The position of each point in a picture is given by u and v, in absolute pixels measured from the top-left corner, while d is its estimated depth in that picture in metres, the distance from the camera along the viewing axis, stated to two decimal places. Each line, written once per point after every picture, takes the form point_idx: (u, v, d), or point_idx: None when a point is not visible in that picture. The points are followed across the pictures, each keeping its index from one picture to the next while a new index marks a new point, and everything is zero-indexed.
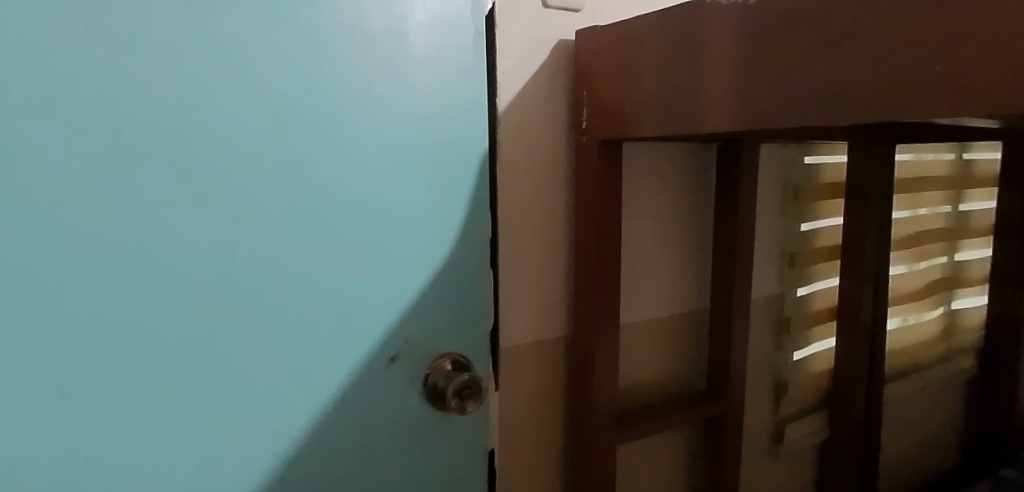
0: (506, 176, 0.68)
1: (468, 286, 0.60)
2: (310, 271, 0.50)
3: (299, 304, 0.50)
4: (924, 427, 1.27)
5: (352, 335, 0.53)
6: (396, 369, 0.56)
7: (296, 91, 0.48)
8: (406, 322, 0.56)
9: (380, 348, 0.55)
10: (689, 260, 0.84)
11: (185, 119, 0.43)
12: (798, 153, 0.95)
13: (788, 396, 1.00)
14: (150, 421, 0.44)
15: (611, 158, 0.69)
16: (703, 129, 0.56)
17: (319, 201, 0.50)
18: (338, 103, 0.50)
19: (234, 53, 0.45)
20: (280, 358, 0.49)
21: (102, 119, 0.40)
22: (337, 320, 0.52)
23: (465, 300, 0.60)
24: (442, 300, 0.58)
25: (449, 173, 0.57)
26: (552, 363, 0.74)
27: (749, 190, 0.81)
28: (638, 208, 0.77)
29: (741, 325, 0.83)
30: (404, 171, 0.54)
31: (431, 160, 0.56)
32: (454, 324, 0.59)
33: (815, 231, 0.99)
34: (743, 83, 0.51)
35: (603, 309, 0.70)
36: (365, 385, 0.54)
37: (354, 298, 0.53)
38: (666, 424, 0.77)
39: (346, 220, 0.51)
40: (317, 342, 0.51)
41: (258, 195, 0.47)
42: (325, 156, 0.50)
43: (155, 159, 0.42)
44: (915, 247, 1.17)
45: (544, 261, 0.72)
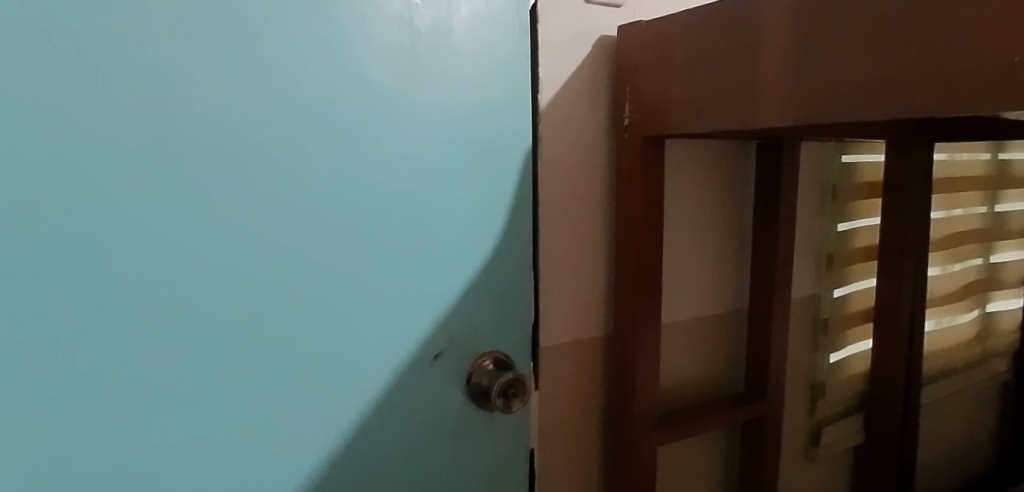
0: (548, 172, 0.68)
1: (512, 285, 0.59)
2: (360, 266, 0.50)
3: (347, 300, 0.49)
4: (960, 432, 1.24)
5: (396, 333, 0.52)
6: (441, 366, 0.56)
7: (343, 85, 0.47)
8: (451, 319, 0.56)
9: (424, 345, 0.54)
10: (728, 260, 0.83)
11: (230, 113, 0.42)
12: (836, 152, 0.94)
13: (825, 398, 0.98)
14: (205, 416, 0.44)
15: (653, 154, 0.68)
16: (750, 125, 0.55)
17: (369, 194, 0.49)
18: (385, 97, 0.49)
19: (283, 47, 0.44)
20: (329, 353, 0.49)
21: (157, 113, 0.40)
22: (383, 316, 0.51)
23: (509, 298, 0.59)
24: (487, 297, 0.57)
25: (494, 169, 0.56)
26: (592, 362, 0.73)
27: (789, 189, 0.79)
28: (677, 206, 0.76)
29: (780, 326, 0.82)
30: (449, 168, 0.54)
31: (476, 156, 0.55)
32: (498, 322, 0.58)
33: (853, 231, 0.97)
34: (793, 76, 0.50)
35: (646, 308, 0.69)
36: (411, 383, 0.54)
37: (399, 294, 0.52)
38: (706, 425, 0.76)
39: (394, 215, 0.51)
40: (364, 336, 0.51)
41: (307, 188, 0.46)
42: (374, 150, 0.49)
43: (204, 153, 0.42)
44: (951, 248, 1.14)
45: (584, 260, 0.71)
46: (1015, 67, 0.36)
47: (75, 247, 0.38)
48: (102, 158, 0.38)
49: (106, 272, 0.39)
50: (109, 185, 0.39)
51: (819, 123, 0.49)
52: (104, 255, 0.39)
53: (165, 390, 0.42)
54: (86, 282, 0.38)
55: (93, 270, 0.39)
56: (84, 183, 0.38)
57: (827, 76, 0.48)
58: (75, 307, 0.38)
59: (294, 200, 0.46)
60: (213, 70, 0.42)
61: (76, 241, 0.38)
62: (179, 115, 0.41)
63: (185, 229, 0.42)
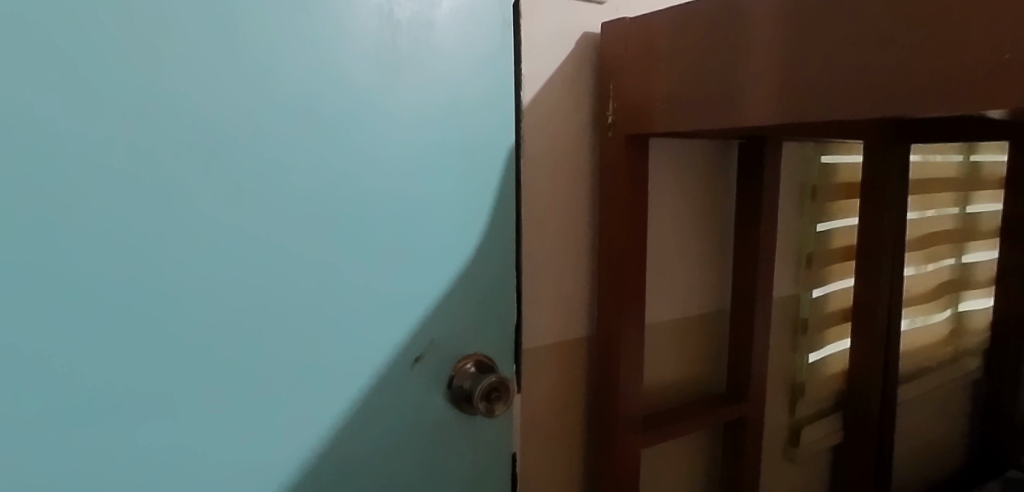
0: (531, 171, 0.66)
1: (494, 285, 0.57)
2: (339, 268, 0.48)
3: (326, 303, 0.47)
4: (933, 429, 1.26)
5: (375, 337, 0.50)
6: (423, 370, 0.54)
7: (321, 78, 0.45)
8: (432, 321, 0.54)
9: (404, 348, 0.52)
10: (710, 260, 0.82)
11: (198, 105, 0.40)
12: (816, 153, 0.94)
13: (804, 398, 0.99)
14: (176, 428, 0.41)
15: (638, 153, 0.67)
16: (736, 123, 0.54)
17: (348, 193, 0.47)
18: (365, 92, 0.47)
19: (258, 37, 0.42)
20: (306, 359, 0.47)
21: (123, 104, 0.37)
22: (363, 319, 0.50)
23: (491, 299, 0.57)
24: (468, 298, 0.56)
25: (475, 168, 0.55)
26: (575, 365, 0.72)
27: (771, 189, 0.79)
28: (661, 207, 0.76)
29: (762, 327, 0.81)
30: (432, 166, 0.52)
31: (458, 154, 0.53)
32: (480, 324, 0.57)
33: (831, 231, 0.98)
34: (780, 74, 0.49)
35: (629, 309, 0.68)
36: (392, 388, 0.52)
37: (380, 296, 0.50)
38: (689, 427, 0.75)
39: (375, 215, 0.49)
40: (343, 341, 0.49)
41: (284, 186, 0.44)
42: (353, 147, 0.47)
43: (169, 147, 0.39)
44: (925, 248, 1.16)
45: (567, 260, 0.70)
46: (998, 69, 0.36)
47: (25, 248, 0.35)
48: (64, 152, 0.35)
49: (68, 275, 0.36)
50: (64, 182, 0.36)
51: (809, 122, 0.48)
52: (67, 256, 0.36)
53: (133, 402, 0.39)
54: (45, 287, 0.36)
55: (53, 273, 0.36)
56: (43, 178, 0.35)
57: (814, 73, 0.47)
58: (33, 312, 0.35)
59: (269, 199, 0.44)
60: (183, 60, 0.39)
61: (31, 241, 0.35)
62: (148, 107, 0.38)
63: (155, 229, 0.39)
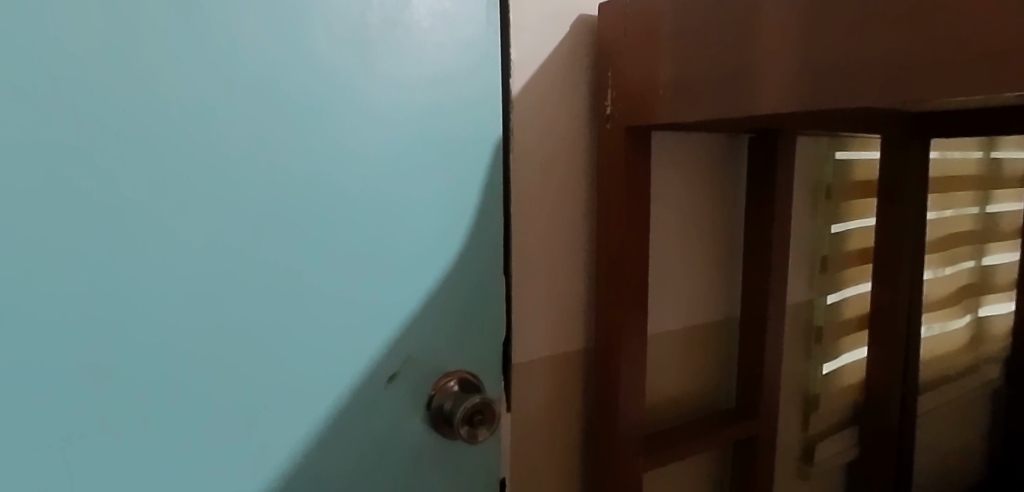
0: (522, 168, 0.60)
1: (480, 294, 0.51)
2: (306, 279, 0.41)
3: (289, 320, 0.41)
4: (952, 441, 1.20)
5: (345, 353, 0.44)
6: (398, 391, 0.47)
7: (285, 62, 0.39)
8: (409, 335, 0.47)
9: (377, 366, 0.46)
10: (718, 265, 0.76)
11: (130, 78, 0.33)
12: (830, 149, 0.88)
13: (819, 411, 0.92)
14: (109, 471, 0.35)
15: (639, 146, 0.61)
16: (748, 112, 0.47)
17: (316, 193, 0.41)
18: (337, 78, 0.41)
19: (210, 10, 0.36)
20: (270, 383, 0.41)
21: (38, 76, 0.31)
22: (334, 337, 0.43)
23: (475, 309, 0.51)
24: (449, 309, 0.50)
25: (459, 162, 0.48)
26: (572, 381, 0.66)
27: (784, 188, 0.73)
28: (665, 206, 0.69)
29: (774, 337, 0.75)
30: (418, 164, 0.46)
31: (441, 146, 0.47)
32: (463, 337, 0.51)
33: (847, 233, 0.92)
34: (793, 53, 0.43)
35: (629, 318, 0.62)
36: (364, 413, 0.46)
37: (355, 310, 0.44)
38: (696, 447, 0.69)
39: (349, 217, 0.43)
40: (311, 363, 0.42)
41: (243, 185, 0.38)
42: (323, 140, 0.41)
43: (94, 128, 0.32)
44: (944, 250, 1.10)
45: (562, 266, 0.64)
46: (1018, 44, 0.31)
47: None
48: None
49: None
50: None
51: (806, 107, 0.43)
52: None
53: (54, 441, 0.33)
54: None
55: None
56: None
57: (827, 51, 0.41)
58: None
59: (225, 200, 0.37)
60: (121, 33, 0.33)
61: None
62: (69, 81, 0.32)
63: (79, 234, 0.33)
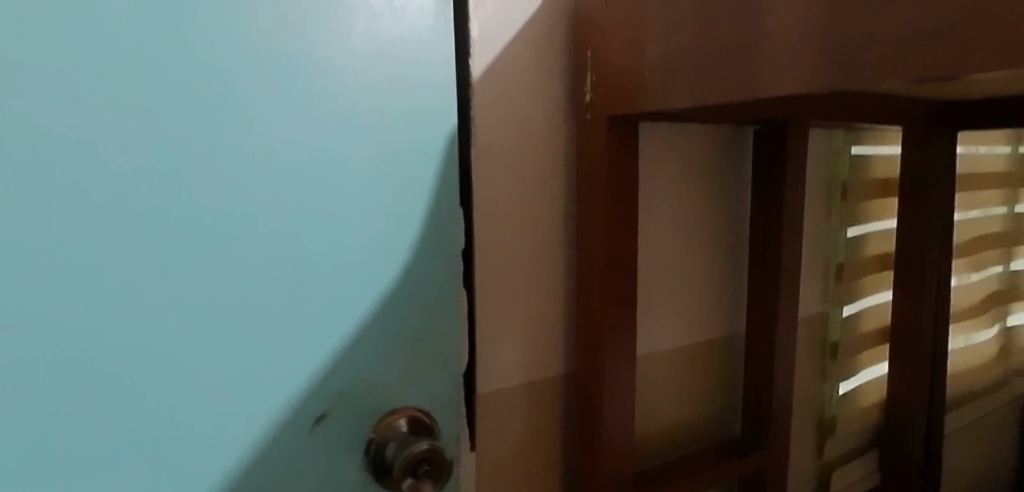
0: (486, 165, 0.51)
1: (438, 319, 0.42)
2: (254, 321, 0.34)
3: (233, 356, 0.34)
4: (981, 463, 1.09)
5: (264, 395, 0.35)
6: (332, 432, 0.38)
7: (215, 39, 0.31)
8: (348, 371, 0.38)
9: (303, 408, 0.37)
10: (720, 275, 0.67)
11: None
12: (847, 143, 0.78)
13: (835, 436, 0.83)
14: None
15: (624, 137, 0.51)
16: (745, 93, 0.38)
17: (264, 202, 0.34)
18: (281, 58, 0.34)
19: None
20: (213, 435, 0.33)
21: None
22: (289, 376, 0.36)
23: (433, 337, 0.42)
24: (401, 338, 0.40)
25: (410, 160, 0.39)
26: (550, 412, 0.57)
27: (795, 186, 0.64)
28: (659, 209, 0.60)
29: (785, 357, 0.66)
30: (389, 179, 0.38)
31: (387, 140, 0.38)
32: (418, 371, 0.41)
33: (865, 237, 0.82)
34: (795, 17, 0.34)
35: (615, 340, 0.53)
36: (302, 468, 0.37)
37: (315, 342, 0.36)
38: (696, 486, 0.60)
39: (305, 231, 0.35)
40: (258, 408, 0.35)
41: (177, 196, 0.31)
42: (266, 137, 0.34)
43: None
44: (971, 255, 1.00)
45: (537, 280, 0.55)
46: None
47: None
48: None
49: None
50: None
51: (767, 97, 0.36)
52: None
53: None
54: None
55: None
56: None
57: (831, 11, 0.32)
58: None
59: (151, 216, 0.30)
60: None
61: None
62: None
63: None
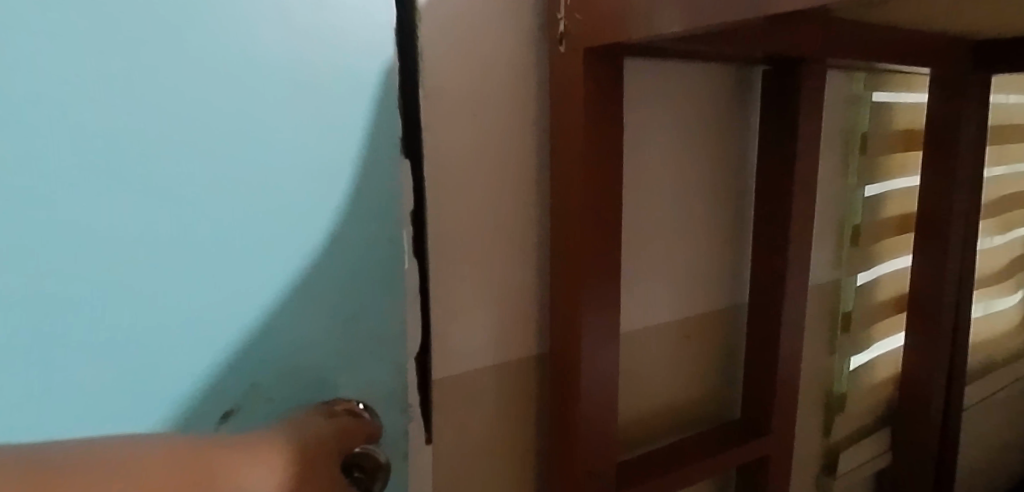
0: (441, 107, 0.42)
1: (380, 293, 0.37)
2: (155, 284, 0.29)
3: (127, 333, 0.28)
4: (999, 437, 1.03)
5: (166, 376, 0.29)
6: (247, 423, 0.33)
7: None
8: (267, 354, 0.33)
9: (213, 394, 0.31)
10: (721, 239, 0.59)
11: None
12: (868, 89, 0.69)
13: (844, 414, 0.76)
14: None
15: (604, 75, 0.42)
16: (753, 10, 0.28)
17: (162, 153, 0.28)
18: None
19: None
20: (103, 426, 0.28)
21: None
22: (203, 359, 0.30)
23: (372, 315, 0.37)
24: (333, 316, 0.35)
25: (339, 111, 0.33)
26: (522, 396, 0.50)
27: (809, 138, 0.55)
28: (650, 164, 0.52)
29: (794, 332, 0.58)
30: (314, 133, 0.33)
31: (313, 84, 0.32)
32: (355, 353, 0.37)
33: (884, 195, 0.74)
34: None
35: (592, 320, 0.45)
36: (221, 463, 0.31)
37: (235, 317, 0.31)
38: (689, 478, 0.53)
39: (214, 191, 0.30)
40: (159, 399, 0.29)
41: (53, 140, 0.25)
42: (162, 73, 0.27)
43: None
44: (997, 215, 0.91)
45: (505, 246, 0.47)
46: None
47: None
48: None
49: None
50: None
51: (766, 16, 0.28)
52: None
53: None
54: None
55: None
56: None
57: None
58: None
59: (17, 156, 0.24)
60: None
61: None
62: None
63: None
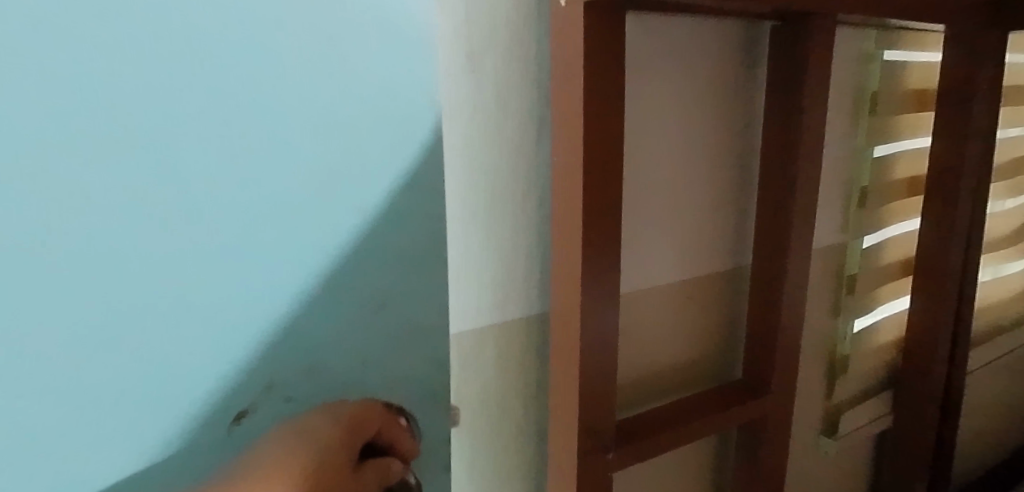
0: (439, 66, 0.43)
1: (404, 320, 0.46)
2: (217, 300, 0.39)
3: (230, 339, 0.40)
4: (1004, 401, 1.03)
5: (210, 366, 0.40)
6: (256, 422, 0.42)
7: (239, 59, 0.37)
8: (297, 361, 0.43)
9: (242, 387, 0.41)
10: (726, 201, 0.59)
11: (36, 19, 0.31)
12: (879, 47, 0.67)
13: (846, 376, 0.76)
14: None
15: (607, 31, 0.41)
16: None
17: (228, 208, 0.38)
18: (261, 90, 0.38)
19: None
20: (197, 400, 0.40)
21: None
22: (293, 352, 0.42)
23: (397, 333, 0.46)
24: (367, 332, 0.45)
25: (380, 175, 0.43)
26: (521, 354, 0.51)
27: (816, 97, 0.54)
28: (653, 124, 0.51)
29: (797, 294, 0.58)
30: (356, 196, 0.42)
31: (368, 163, 0.42)
32: (378, 360, 0.46)
33: (893, 157, 0.73)
34: None
35: (593, 278, 0.45)
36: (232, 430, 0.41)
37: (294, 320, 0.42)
38: (688, 436, 0.54)
39: (273, 237, 0.40)
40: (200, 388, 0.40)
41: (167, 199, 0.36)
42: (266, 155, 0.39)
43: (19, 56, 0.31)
44: (1010, 178, 0.90)
45: (502, 205, 0.47)
46: None
47: None
48: None
49: None
50: None
51: None
52: None
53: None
54: None
55: None
56: None
57: None
58: None
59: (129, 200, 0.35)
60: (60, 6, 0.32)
61: None
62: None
63: None
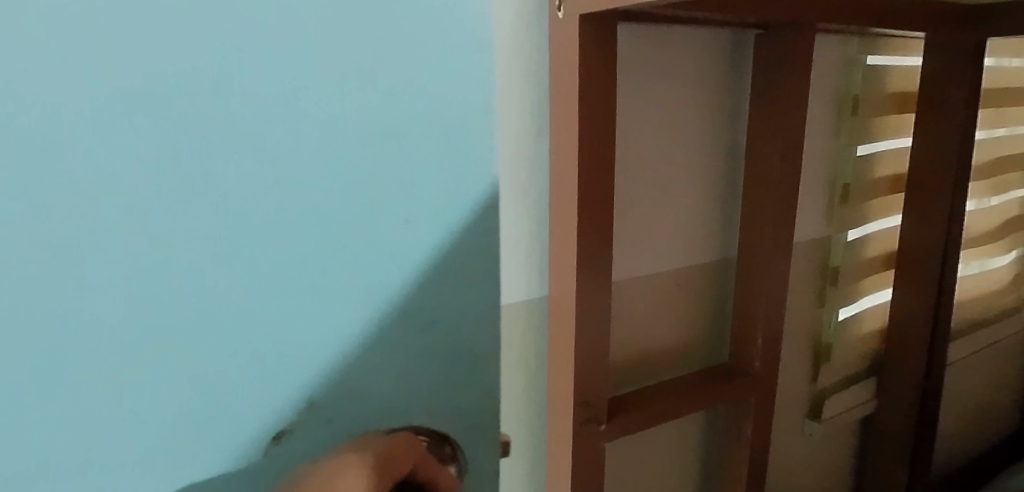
0: (469, 104, 0.48)
1: (434, 343, 0.51)
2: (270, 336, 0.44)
3: (286, 365, 0.45)
4: (986, 391, 1.07)
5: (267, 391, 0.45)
6: (294, 444, 0.47)
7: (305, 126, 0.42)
8: (340, 390, 0.47)
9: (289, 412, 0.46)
10: (713, 197, 0.64)
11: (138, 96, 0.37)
12: (861, 53, 0.71)
13: (830, 364, 0.80)
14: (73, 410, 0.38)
15: (599, 40, 0.46)
16: None
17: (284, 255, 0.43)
18: (321, 152, 0.43)
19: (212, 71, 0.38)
20: (246, 415, 0.44)
21: None
22: (336, 384, 0.47)
23: (426, 357, 0.50)
24: (404, 358, 0.49)
25: (420, 223, 0.48)
26: (522, 334, 0.56)
27: (795, 100, 0.58)
28: (645, 124, 0.56)
29: (779, 283, 0.63)
30: (398, 246, 0.48)
31: (408, 213, 0.47)
32: (410, 385, 0.50)
33: (875, 156, 0.77)
34: None
35: (587, 263, 0.50)
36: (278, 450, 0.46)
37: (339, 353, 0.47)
38: (676, 412, 0.59)
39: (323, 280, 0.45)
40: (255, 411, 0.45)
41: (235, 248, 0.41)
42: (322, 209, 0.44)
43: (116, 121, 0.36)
44: (992, 177, 0.94)
45: (504, 198, 0.52)
46: None
47: None
48: None
49: None
50: None
51: None
52: None
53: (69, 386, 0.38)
54: None
55: None
56: None
57: None
58: None
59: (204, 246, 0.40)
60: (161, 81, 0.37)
61: None
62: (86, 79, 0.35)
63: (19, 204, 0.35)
